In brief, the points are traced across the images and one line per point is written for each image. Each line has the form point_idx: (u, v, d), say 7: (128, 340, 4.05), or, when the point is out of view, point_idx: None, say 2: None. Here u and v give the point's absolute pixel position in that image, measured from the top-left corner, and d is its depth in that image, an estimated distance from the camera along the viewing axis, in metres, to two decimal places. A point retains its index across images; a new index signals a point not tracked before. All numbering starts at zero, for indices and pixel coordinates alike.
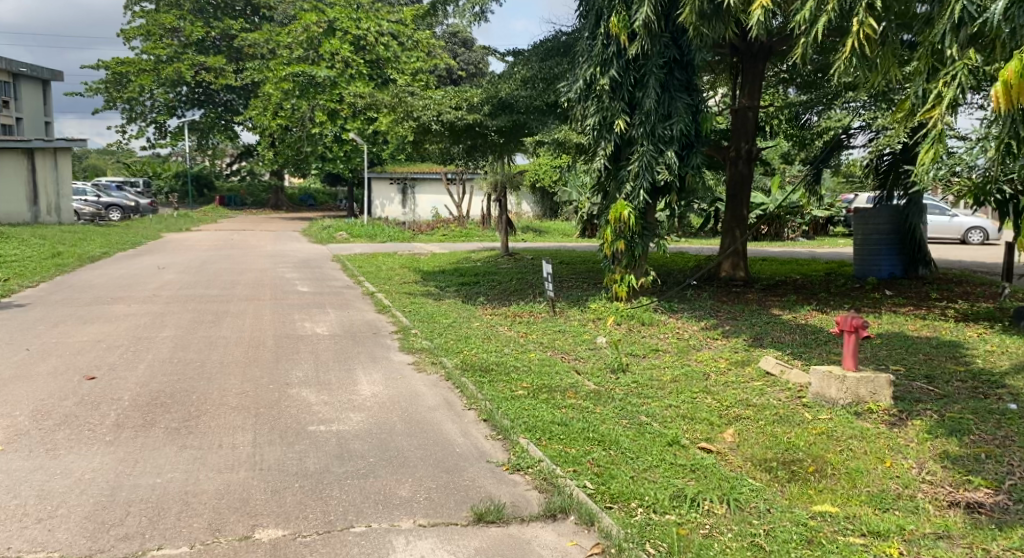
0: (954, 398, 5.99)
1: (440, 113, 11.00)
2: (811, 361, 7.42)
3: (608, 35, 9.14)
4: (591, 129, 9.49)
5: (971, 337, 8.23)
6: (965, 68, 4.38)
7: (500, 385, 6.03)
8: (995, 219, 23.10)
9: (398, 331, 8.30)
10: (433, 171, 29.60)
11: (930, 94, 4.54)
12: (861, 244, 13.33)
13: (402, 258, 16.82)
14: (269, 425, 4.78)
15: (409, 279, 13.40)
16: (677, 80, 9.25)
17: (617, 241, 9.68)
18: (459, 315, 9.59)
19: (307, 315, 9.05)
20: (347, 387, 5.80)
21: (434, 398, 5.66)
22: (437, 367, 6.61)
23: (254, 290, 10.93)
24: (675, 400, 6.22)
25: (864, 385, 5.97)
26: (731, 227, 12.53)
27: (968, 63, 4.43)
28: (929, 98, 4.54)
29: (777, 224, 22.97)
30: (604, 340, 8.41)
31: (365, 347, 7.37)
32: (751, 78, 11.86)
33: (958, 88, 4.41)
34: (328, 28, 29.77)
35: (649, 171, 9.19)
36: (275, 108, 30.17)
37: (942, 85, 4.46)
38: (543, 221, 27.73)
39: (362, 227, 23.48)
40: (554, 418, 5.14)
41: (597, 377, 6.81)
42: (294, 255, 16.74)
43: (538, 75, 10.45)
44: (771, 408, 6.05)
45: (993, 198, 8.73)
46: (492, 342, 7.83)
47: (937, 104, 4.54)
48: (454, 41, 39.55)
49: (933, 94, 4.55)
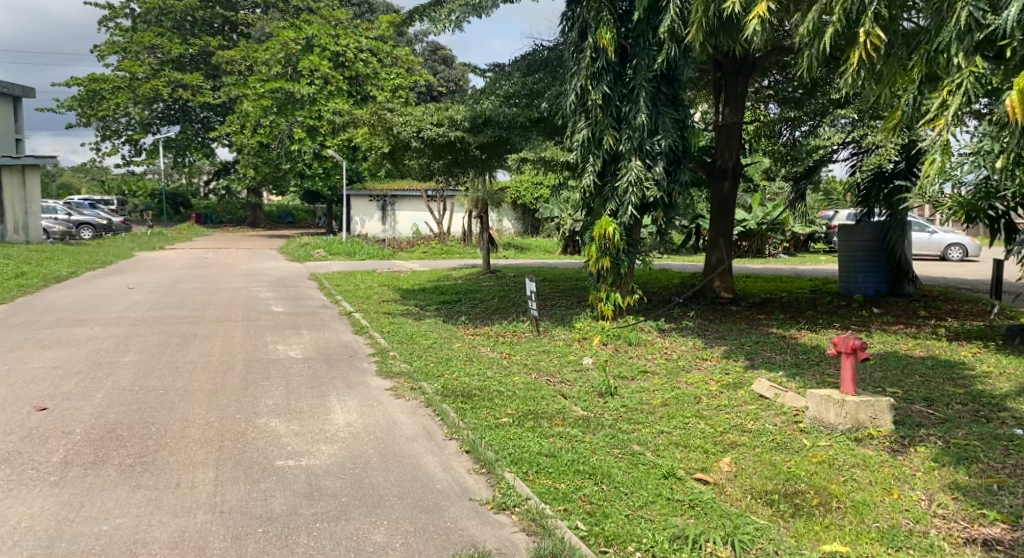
0: (955, 423, 5.76)
1: (420, 130, 10.61)
2: (805, 383, 7.16)
3: (595, 48, 8.94)
4: (578, 145, 9.23)
5: (966, 357, 8.02)
6: (972, 76, 4.14)
7: (483, 412, 5.69)
8: (973, 235, 23.19)
9: (376, 354, 7.93)
10: (413, 188, 29.30)
11: (935, 102, 4.31)
12: (846, 259, 13.21)
13: (381, 277, 16.46)
14: (234, 460, 4.42)
15: (388, 298, 13.06)
16: (664, 95, 9.03)
17: (602, 258, 9.43)
18: (440, 335, 9.25)
19: (281, 337, 8.66)
20: (319, 416, 5.43)
21: (412, 427, 5.32)
22: (416, 393, 6.25)
23: (227, 311, 10.52)
24: (667, 426, 5.95)
25: (863, 409, 5.69)
26: (715, 242, 12.35)
27: (975, 71, 4.18)
28: (933, 107, 4.31)
29: (758, 241, 22.64)
30: (590, 361, 8.10)
31: (340, 371, 7.01)
32: (735, 94, 11.72)
33: (967, 95, 4.15)
34: (307, 45, 29.49)
35: (637, 187, 8.91)
36: (253, 126, 29.84)
37: (949, 93, 4.20)
38: (525, 238, 27.53)
39: (340, 244, 23.08)
40: (541, 449, 4.82)
41: (584, 402, 6.50)
42: (270, 274, 16.35)
43: (521, 91, 10.42)
44: (767, 434, 5.79)
45: (984, 212, 8.65)
46: (474, 365, 7.49)
47: (941, 112, 4.31)
48: (434, 59, 39.48)
49: (938, 102, 4.31)
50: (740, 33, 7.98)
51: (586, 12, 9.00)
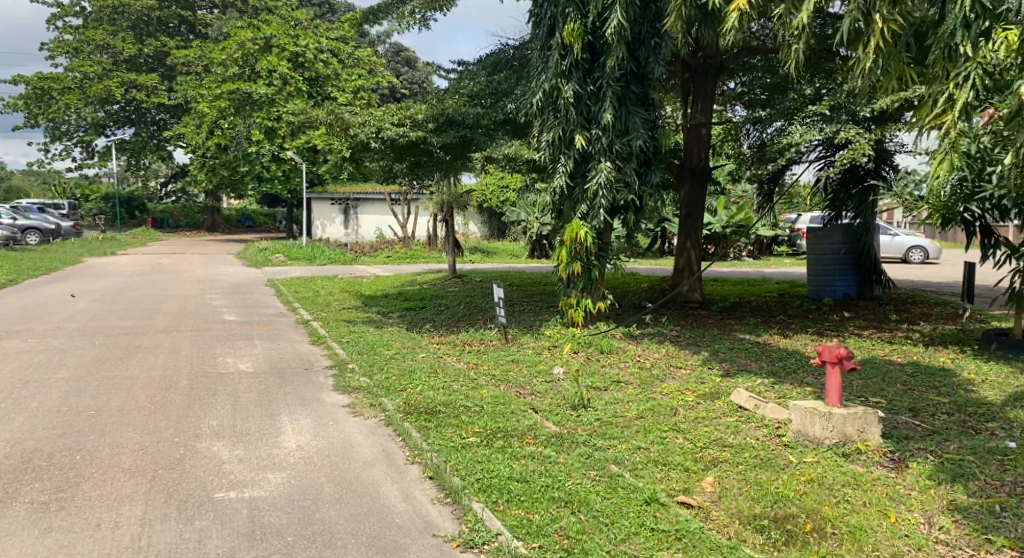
0: (945, 435, 5.51)
1: (380, 129, 10.12)
2: (786, 392, 6.85)
3: (563, 45, 8.57)
4: (547, 145, 8.86)
5: (946, 362, 7.81)
6: (977, 67, 4.09)
7: (448, 431, 5.25)
8: (934, 238, 23.41)
9: (333, 366, 7.44)
10: (375, 191, 28.72)
11: (941, 97, 4.23)
12: (816, 264, 13.03)
13: (341, 282, 15.91)
14: (166, 493, 3.92)
15: (348, 305, 12.54)
16: (634, 94, 8.71)
17: (572, 263, 9.05)
18: (402, 345, 8.77)
19: (231, 349, 8.10)
20: (267, 440, 4.94)
21: (370, 451, 4.86)
22: (376, 410, 5.81)
23: (176, 321, 9.91)
24: (644, 442, 5.58)
25: (851, 422, 5.39)
26: (686, 246, 12.09)
27: (980, 62, 4.13)
28: (939, 102, 4.22)
29: (725, 244, 22.29)
30: (561, 371, 7.71)
31: (293, 387, 6.51)
32: (703, 95, 11.50)
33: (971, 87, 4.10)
34: (264, 45, 28.73)
35: (609, 190, 8.58)
36: (209, 127, 28.96)
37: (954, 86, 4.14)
38: (490, 242, 27.15)
39: (300, 249, 22.36)
40: (512, 473, 4.42)
41: (557, 416, 6.11)
42: (225, 280, 15.68)
43: (485, 90, 10.04)
44: (750, 449, 5.46)
45: (960, 216, 8.47)
46: (439, 378, 7.04)
47: (947, 106, 4.24)
48: (397, 60, 38.94)
49: (943, 97, 4.24)
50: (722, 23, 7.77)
51: (553, 8, 8.62)
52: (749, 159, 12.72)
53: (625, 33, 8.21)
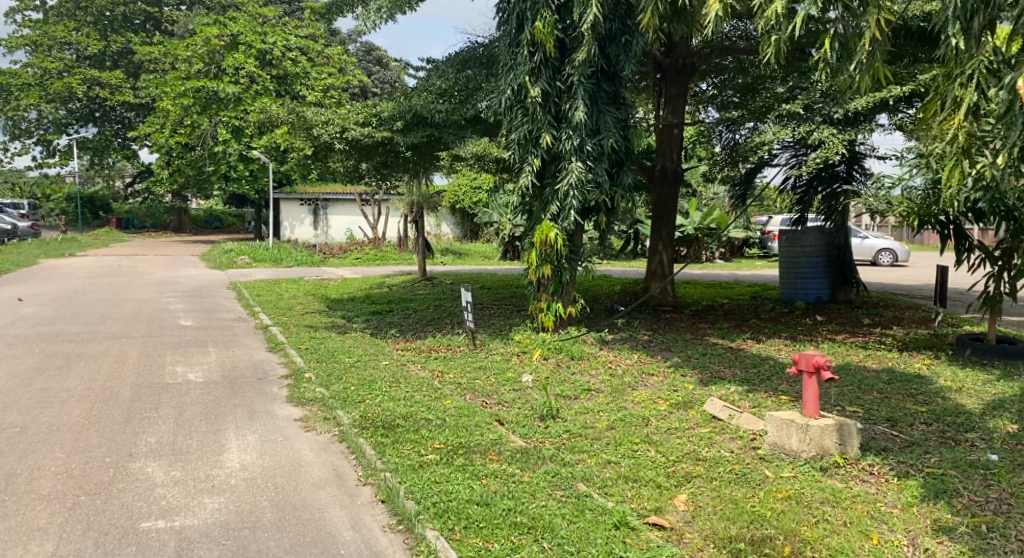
0: (924, 447, 5.30)
1: (344, 129, 9.76)
2: (760, 401, 6.62)
3: (532, 41, 8.30)
4: (516, 144, 8.60)
5: (921, 369, 7.64)
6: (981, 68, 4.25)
7: (406, 448, 4.91)
8: (904, 241, 23.50)
9: (289, 376, 7.07)
10: (345, 192, 28.24)
11: (948, 101, 4.40)
12: (788, 267, 12.91)
13: (307, 285, 15.48)
14: (84, 524, 3.57)
15: (312, 309, 12.14)
16: (605, 93, 8.45)
17: (542, 266, 8.76)
18: (364, 352, 8.41)
19: (182, 357, 7.68)
20: (209, 459, 4.57)
21: (320, 471, 4.52)
22: (330, 424, 5.47)
23: (127, 326, 9.46)
24: (615, 456, 5.30)
25: (829, 434, 5.14)
26: (658, 247, 11.87)
27: (985, 60, 4.29)
28: (946, 106, 4.40)
29: (697, 246, 22.06)
30: (530, 379, 7.40)
31: (244, 399, 6.13)
32: (675, 96, 11.33)
33: (976, 89, 4.27)
34: (231, 42, 28.16)
35: (579, 191, 8.29)
36: (174, 125, 28.27)
37: (959, 88, 4.31)
38: (462, 244, 26.80)
39: (266, 250, 21.82)
40: (472, 495, 4.11)
41: (523, 428, 5.82)
42: (186, 283, 15.18)
43: (454, 88, 9.67)
44: (724, 463, 5.21)
45: (935, 220, 8.33)
46: (400, 387, 6.69)
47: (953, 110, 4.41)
48: (368, 59, 38.48)
49: (951, 99, 4.39)
50: (696, 19, 7.61)
51: (521, 3, 8.34)
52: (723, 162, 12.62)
53: (602, 28, 7.98)
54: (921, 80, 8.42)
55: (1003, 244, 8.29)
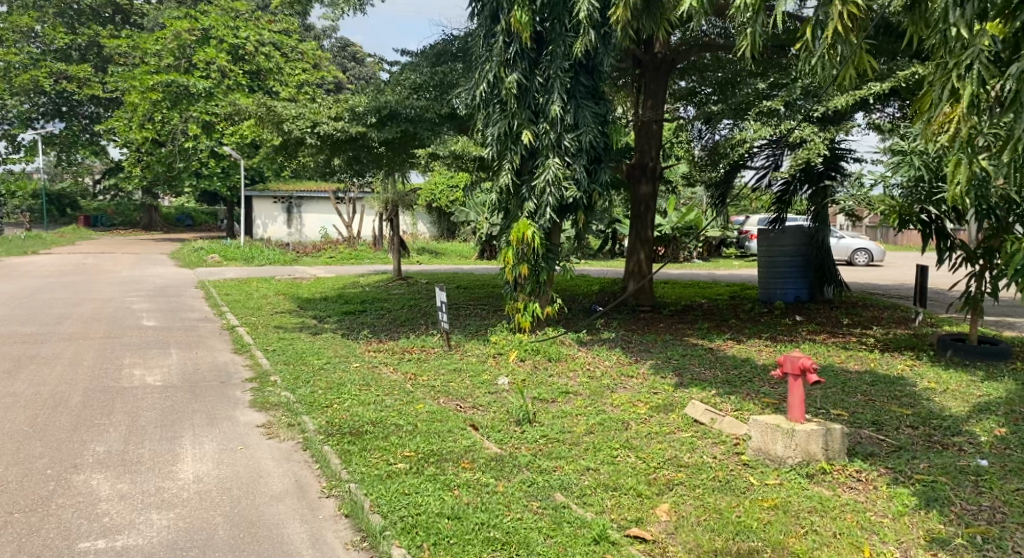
0: (912, 452, 5.14)
1: (316, 124, 9.45)
2: (742, 404, 6.43)
3: (508, 32, 8.06)
4: (494, 140, 8.35)
5: (903, 370, 7.52)
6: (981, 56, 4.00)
7: (373, 456, 4.64)
8: (879, 242, 23.61)
9: (253, 380, 6.75)
10: (319, 190, 27.81)
11: (944, 92, 4.15)
12: (767, 266, 12.79)
13: (279, 284, 15.12)
14: (15, 545, 3.33)
15: (283, 309, 11.80)
16: (584, 87, 8.23)
17: (519, 265, 8.52)
18: (334, 353, 8.10)
19: (141, 359, 7.33)
20: (161, 469, 4.28)
21: (280, 482, 4.24)
22: (294, 431, 5.19)
23: (86, 327, 9.07)
24: (594, 462, 5.08)
25: (815, 439, 4.96)
26: (636, 247, 11.69)
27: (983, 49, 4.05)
28: (943, 96, 4.15)
29: (674, 245, 22.00)
30: (507, 382, 7.15)
31: (205, 404, 5.82)
32: (655, 93, 11.17)
33: (978, 79, 4.01)
34: (202, 36, 27.59)
35: (556, 187, 8.07)
36: (143, 121, 27.65)
37: (957, 81, 4.06)
38: (439, 243, 26.49)
39: (237, 248, 21.36)
40: (442, 508, 3.86)
41: (498, 434, 5.57)
42: (153, 281, 14.74)
43: (429, 82, 9.43)
44: (707, 469, 5.01)
45: (917, 219, 8.20)
46: (371, 391, 6.40)
47: (949, 101, 4.17)
48: (343, 55, 38.00)
49: (946, 91, 4.16)
50: (664, 13, 7.50)
51: None
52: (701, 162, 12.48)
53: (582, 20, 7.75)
54: (901, 76, 8.28)
55: (983, 244, 8.17)
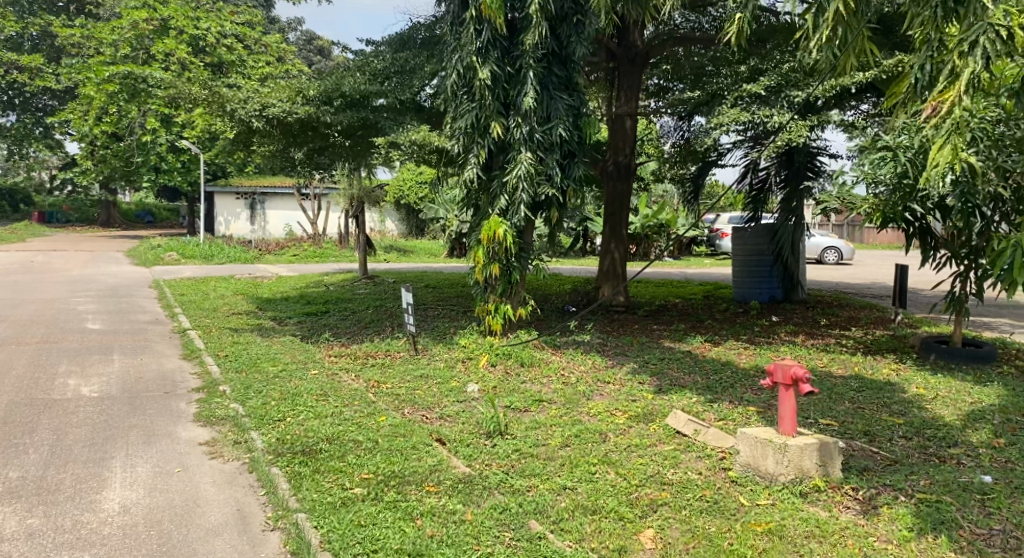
0: (909, 466, 4.81)
1: (266, 109, 8.86)
2: (726, 413, 6.07)
3: (478, 19, 7.59)
4: (461, 132, 7.89)
5: (888, 375, 7.22)
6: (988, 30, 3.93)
7: (327, 479, 4.18)
8: (847, 240, 23.60)
9: (200, 390, 6.21)
10: (284, 186, 27.08)
11: (949, 70, 4.07)
12: (742, 265, 12.61)
13: (238, 283, 14.47)
14: None
15: (241, 310, 11.22)
16: (557, 78, 7.80)
17: (490, 265, 8.06)
18: (291, 359, 7.57)
19: (77, 368, 6.74)
20: (83, 499, 3.78)
21: (220, 512, 3.76)
22: (240, 450, 4.70)
23: (23, 330, 8.43)
24: (571, 479, 4.66)
25: (809, 455, 4.59)
26: (609, 245, 11.31)
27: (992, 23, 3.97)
28: (948, 74, 4.06)
29: (646, 244, 21.73)
30: (476, 389, 6.70)
31: (143, 418, 5.29)
32: (629, 86, 10.77)
33: (982, 57, 3.97)
34: (161, 27, 26.64)
35: (529, 183, 7.64)
36: (98, 114, 26.66)
37: (961, 56, 4.00)
38: (407, 240, 25.95)
39: (196, 246, 20.60)
40: (403, 546, 3.42)
41: (466, 449, 5.14)
42: (103, 281, 14.00)
43: (391, 69, 8.89)
44: (692, 487, 4.61)
45: (901, 218, 7.90)
46: (328, 402, 5.90)
47: (954, 80, 4.07)
48: (309, 48, 37.23)
49: (950, 68, 4.08)
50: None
51: None
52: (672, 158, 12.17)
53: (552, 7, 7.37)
54: (883, 66, 8.03)
55: (968, 244, 7.92)
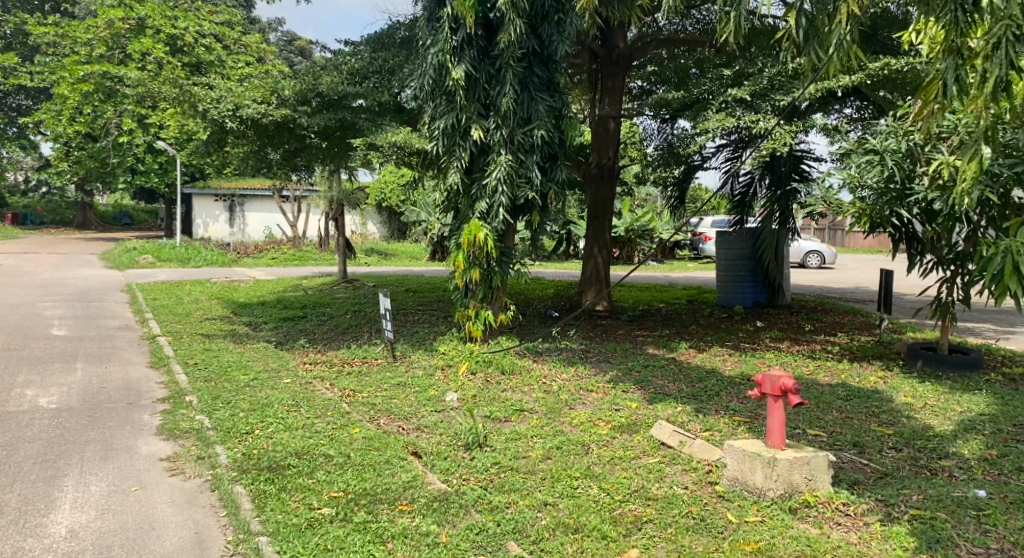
0: (900, 479, 4.66)
1: (240, 109, 8.64)
2: (712, 423, 5.89)
3: (456, 17, 7.37)
4: (441, 134, 7.68)
5: (876, 383, 7.09)
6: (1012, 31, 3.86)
7: (293, 499, 3.99)
8: (830, 244, 23.60)
9: (166, 401, 5.95)
10: (264, 187, 26.67)
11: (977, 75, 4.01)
12: (725, 269, 12.48)
13: (214, 287, 14.14)
14: None
15: (215, 315, 10.93)
16: (538, 78, 7.61)
17: (470, 269, 7.87)
18: (264, 367, 7.30)
19: (37, 377, 6.45)
20: (27, 523, 3.64)
21: (175, 536, 3.61)
22: (203, 467, 4.47)
23: None
24: (551, 494, 4.47)
25: (798, 469, 4.43)
26: (592, 249, 11.14)
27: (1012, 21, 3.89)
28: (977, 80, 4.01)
29: (629, 248, 21.60)
30: (455, 398, 6.48)
31: (102, 432, 5.05)
32: (612, 88, 10.60)
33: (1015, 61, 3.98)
34: (138, 26, 26.21)
35: (509, 186, 7.46)
36: (72, 114, 26.23)
37: (989, 61, 3.95)
38: (389, 243, 25.66)
39: (172, 248, 20.20)
40: None
41: (443, 462, 4.93)
42: (74, 285, 13.62)
43: (369, 68, 8.67)
44: (677, 502, 4.44)
45: (888, 224, 7.78)
46: (300, 413, 5.67)
47: (982, 82, 4.04)
48: (291, 49, 36.81)
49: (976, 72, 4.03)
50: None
51: None
52: (655, 163, 12.05)
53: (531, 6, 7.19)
54: (871, 69, 7.91)
55: (956, 249, 7.83)
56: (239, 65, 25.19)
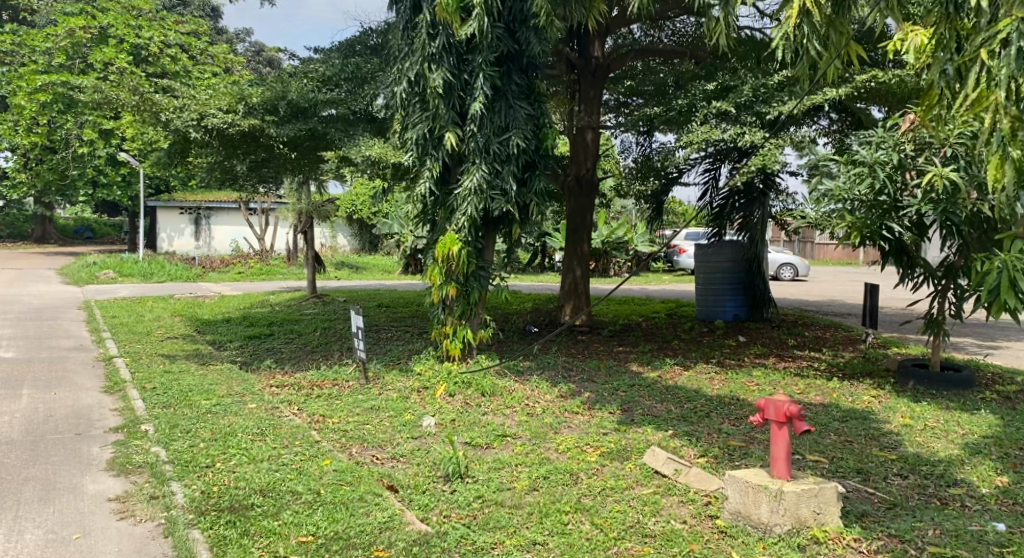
0: (911, 511, 4.37)
1: (203, 117, 8.20)
2: (706, 448, 5.57)
3: (432, 21, 7.04)
4: (413, 143, 7.33)
5: (869, 402, 6.84)
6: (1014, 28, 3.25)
7: (256, 547, 3.58)
8: (802, 256, 23.62)
9: (118, 431, 5.47)
10: (230, 200, 26.01)
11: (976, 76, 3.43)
12: (703, 283, 12.18)
13: (176, 304, 13.55)
14: None
15: (176, 333, 10.38)
16: (516, 85, 7.30)
17: (446, 285, 7.50)
18: (226, 391, 6.83)
19: None
20: None
21: None
22: (157, 508, 4.04)
23: None
24: (540, 533, 4.10)
25: (806, 502, 4.11)
26: (571, 263, 10.85)
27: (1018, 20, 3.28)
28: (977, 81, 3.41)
29: (604, 260, 21.40)
30: (433, 424, 6.08)
31: (44, 469, 4.58)
32: (590, 98, 10.34)
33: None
34: (100, 35, 25.56)
35: (485, 197, 7.12)
36: (29, 122, 25.51)
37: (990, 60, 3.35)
38: (360, 257, 25.15)
39: (134, 263, 19.50)
40: None
41: (421, 497, 4.53)
42: (26, 302, 12.95)
43: (339, 75, 8.30)
44: (677, 539, 4.10)
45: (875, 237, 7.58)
46: (266, 443, 5.24)
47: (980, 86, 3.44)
48: (259, 60, 36.23)
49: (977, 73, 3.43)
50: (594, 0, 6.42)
51: None
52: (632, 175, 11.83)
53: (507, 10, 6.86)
54: (857, 80, 7.73)
55: (947, 263, 7.63)
56: (205, 76, 24.61)
